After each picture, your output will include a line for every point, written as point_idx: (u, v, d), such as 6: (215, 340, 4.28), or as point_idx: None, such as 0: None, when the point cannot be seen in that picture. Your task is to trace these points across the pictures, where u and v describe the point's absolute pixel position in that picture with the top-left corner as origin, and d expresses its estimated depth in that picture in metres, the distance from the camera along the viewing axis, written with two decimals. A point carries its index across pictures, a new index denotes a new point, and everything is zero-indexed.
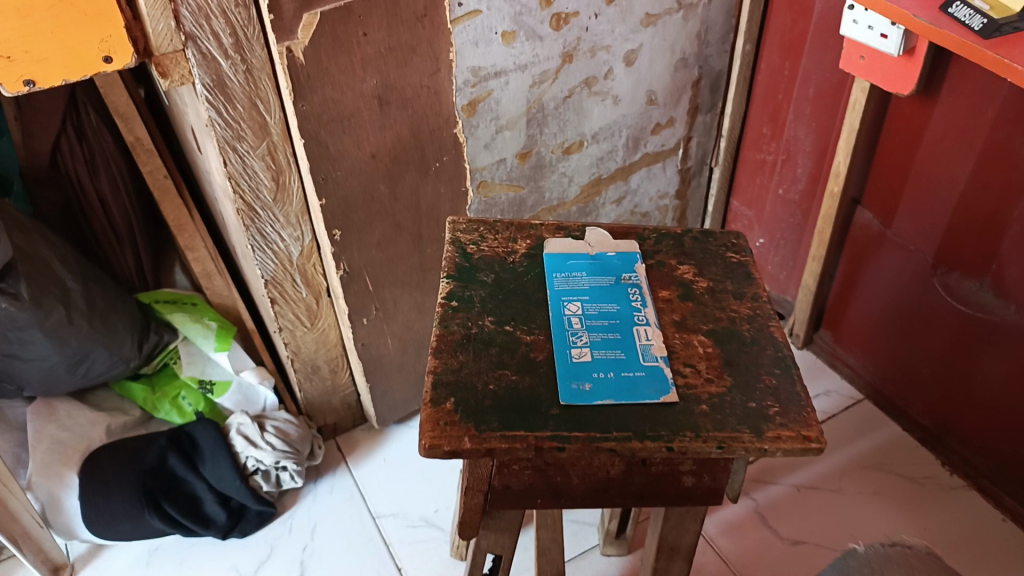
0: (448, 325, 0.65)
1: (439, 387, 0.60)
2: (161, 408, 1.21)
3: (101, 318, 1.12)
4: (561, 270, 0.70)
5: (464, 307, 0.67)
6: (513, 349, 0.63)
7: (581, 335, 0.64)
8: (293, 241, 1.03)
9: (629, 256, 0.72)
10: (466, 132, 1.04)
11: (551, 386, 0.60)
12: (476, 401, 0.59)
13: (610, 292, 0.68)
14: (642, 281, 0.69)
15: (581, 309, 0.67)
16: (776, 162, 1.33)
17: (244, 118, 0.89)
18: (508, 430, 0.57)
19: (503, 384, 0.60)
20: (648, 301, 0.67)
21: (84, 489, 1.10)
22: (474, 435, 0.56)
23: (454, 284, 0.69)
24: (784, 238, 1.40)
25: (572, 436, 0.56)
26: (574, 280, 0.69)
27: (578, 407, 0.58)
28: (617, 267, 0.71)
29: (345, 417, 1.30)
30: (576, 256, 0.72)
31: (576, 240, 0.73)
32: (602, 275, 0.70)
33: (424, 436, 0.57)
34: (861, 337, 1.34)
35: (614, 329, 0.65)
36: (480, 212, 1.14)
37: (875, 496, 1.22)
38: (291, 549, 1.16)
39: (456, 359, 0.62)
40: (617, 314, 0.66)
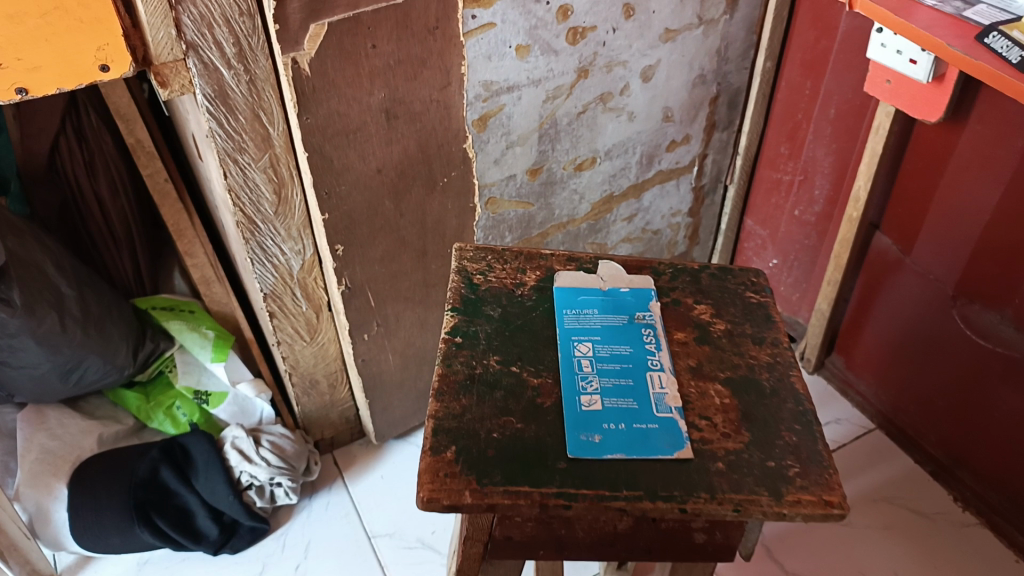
0: (452, 363, 0.62)
1: (440, 433, 0.57)
2: (155, 417, 1.18)
3: (95, 325, 1.09)
4: (572, 306, 0.67)
5: (468, 344, 0.63)
6: (519, 393, 0.60)
7: (591, 379, 0.61)
8: (293, 254, 0.99)
9: (643, 293, 0.68)
10: (476, 146, 1.00)
11: (559, 436, 0.57)
12: (478, 451, 0.56)
13: (623, 333, 0.65)
14: (657, 320, 0.66)
15: (592, 350, 0.63)
16: (793, 182, 1.30)
17: (246, 130, 0.86)
18: (512, 484, 0.54)
19: (508, 432, 0.57)
20: (662, 344, 0.64)
21: (72, 500, 1.08)
22: (475, 489, 0.53)
23: (459, 318, 0.66)
24: (797, 260, 1.37)
25: (580, 493, 0.53)
26: (585, 317, 0.66)
27: (586, 461, 0.55)
28: (631, 305, 0.67)
29: (343, 431, 1.27)
30: (588, 291, 0.68)
31: (587, 273, 0.70)
32: (615, 313, 0.67)
33: (422, 488, 0.54)
34: (873, 364, 1.30)
35: (626, 374, 0.62)
36: (488, 228, 1.11)
37: (885, 530, 1.18)
38: (284, 567, 1.13)
39: (459, 403, 0.59)
40: (630, 357, 0.63)
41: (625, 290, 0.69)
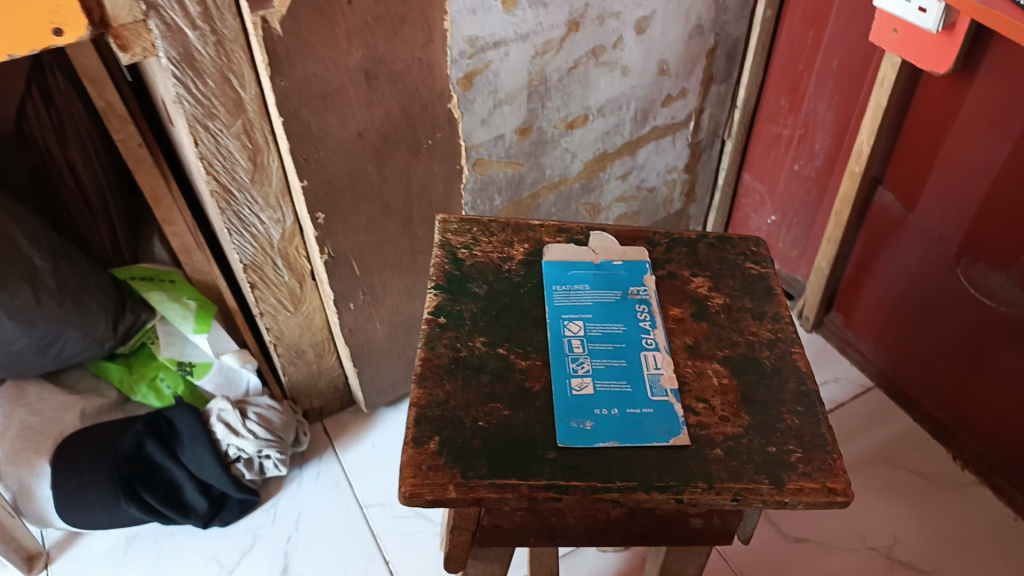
0: (435, 346, 0.59)
1: (423, 423, 0.54)
2: (138, 390, 1.15)
3: (72, 297, 1.03)
4: (562, 282, 0.63)
5: (453, 325, 0.60)
6: (507, 377, 0.57)
7: (582, 361, 0.58)
8: (273, 223, 0.95)
9: (637, 266, 0.65)
10: (462, 106, 0.95)
11: (548, 423, 0.54)
12: (463, 440, 0.53)
13: (616, 310, 0.62)
14: (651, 296, 0.63)
15: (583, 329, 0.60)
16: (793, 137, 1.25)
17: (216, 94, 0.81)
18: (499, 477, 0.51)
19: (494, 420, 0.54)
20: (657, 321, 0.61)
21: (55, 478, 1.05)
22: (460, 483, 0.51)
23: (442, 297, 0.62)
24: (797, 217, 1.32)
25: (570, 485, 0.50)
26: (575, 294, 0.63)
27: (577, 450, 0.52)
28: (625, 279, 0.64)
29: (332, 400, 1.24)
30: (578, 265, 0.65)
31: (578, 246, 0.67)
32: (607, 289, 0.63)
33: (404, 483, 0.51)
34: (874, 323, 1.28)
35: (619, 354, 0.59)
36: (476, 191, 1.06)
37: (883, 491, 1.16)
38: (275, 539, 1.11)
39: (443, 389, 0.56)
40: (623, 336, 0.60)
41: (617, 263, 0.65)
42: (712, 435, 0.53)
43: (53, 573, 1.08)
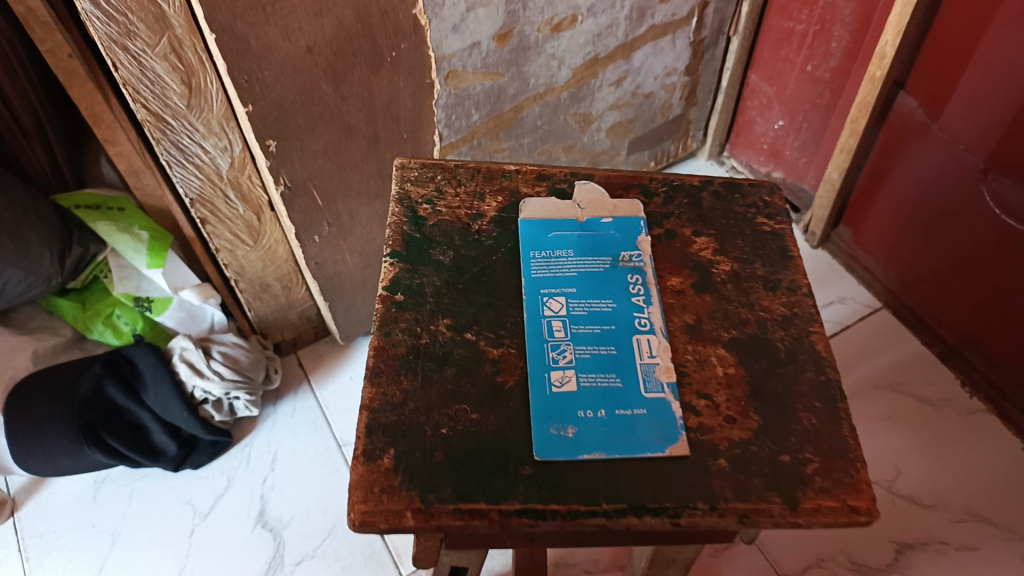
0: (391, 332, 0.53)
1: (376, 431, 0.48)
2: (93, 328, 1.06)
3: (9, 234, 0.89)
4: (541, 249, 0.58)
5: (411, 304, 0.54)
6: (474, 370, 0.51)
7: (565, 350, 0.52)
8: (219, 152, 0.84)
9: (630, 226, 0.60)
10: (429, 12, 0.82)
11: (523, 430, 0.49)
12: (423, 455, 0.47)
13: (604, 283, 0.56)
14: (646, 263, 0.57)
15: (565, 309, 0.55)
16: (807, 33, 1.10)
17: (131, 8, 0.68)
18: (464, 500, 0.46)
19: (459, 427, 0.49)
20: (652, 298, 0.55)
21: (10, 427, 0.98)
22: (419, 509, 0.45)
23: (400, 267, 0.56)
24: (806, 122, 1.19)
25: (549, 510, 0.45)
26: (558, 262, 0.57)
27: (557, 464, 0.47)
28: (615, 243, 0.58)
29: (305, 331, 1.18)
30: (560, 227, 0.59)
31: (561, 200, 0.61)
32: (593, 257, 0.58)
33: (352, 508, 0.45)
34: (883, 239, 1.18)
35: (606, 338, 0.53)
36: (450, 106, 0.95)
37: (886, 420, 1.11)
38: (250, 481, 1.07)
39: (400, 389, 0.50)
40: (613, 316, 0.54)
41: (607, 221, 0.60)
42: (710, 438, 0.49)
43: (21, 520, 1.04)
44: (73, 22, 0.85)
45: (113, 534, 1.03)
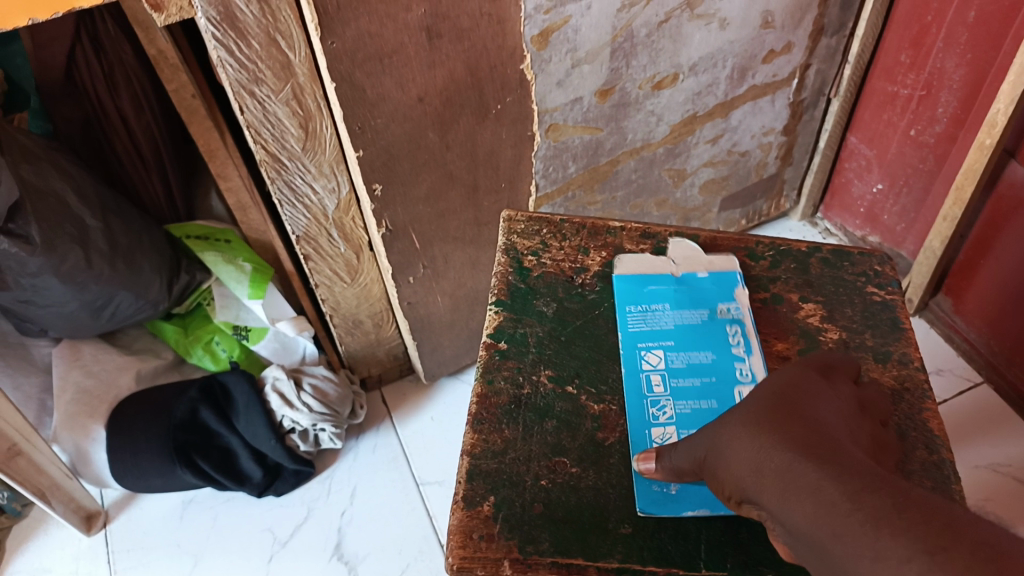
0: (493, 380, 0.59)
1: (476, 478, 0.54)
2: (193, 352, 1.10)
3: (124, 259, 0.95)
4: (637, 302, 0.63)
5: (514, 353, 0.60)
6: (575, 426, 0.57)
7: (665, 405, 0.58)
8: (327, 193, 0.88)
9: (726, 278, 0.65)
10: (536, 67, 0.84)
11: (622, 489, 0.54)
12: (522, 506, 0.52)
13: (702, 336, 0.62)
14: (744, 314, 0.63)
15: (663, 362, 0.60)
16: (912, 97, 1.08)
17: (261, 57, 0.72)
18: (561, 555, 0.50)
19: (559, 479, 0.54)
20: (752, 348, 0.61)
21: (110, 443, 1.03)
22: (517, 559, 0.50)
23: (505, 317, 0.62)
24: (907, 187, 1.17)
25: (645, 570, 0.50)
26: (654, 315, 0.63)
27: (654, 527, 0.52)
28: (711, 295, 0.64)
29: (391, 369, 1.21)
30: (657, 281, 0.65)
31: (656, 256, 0.66)
32: (689, 310, 0.63)
33: (452, 552, 0.51)
34: (987, 311, 1.13)
35: (707, 390, 0.59)
36: (548, 158, 0.97)
37: (986, 502, 1.06)
38: (329, 513, 1.09)
39: (501, 437, 0.56)
40: (713, 369, 0.60)
41: (703, 275, 0.65)
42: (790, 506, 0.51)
43: (111, 533, 1.08)
44: (197, 65, 0.91)
45: (195, 555, 1.06)
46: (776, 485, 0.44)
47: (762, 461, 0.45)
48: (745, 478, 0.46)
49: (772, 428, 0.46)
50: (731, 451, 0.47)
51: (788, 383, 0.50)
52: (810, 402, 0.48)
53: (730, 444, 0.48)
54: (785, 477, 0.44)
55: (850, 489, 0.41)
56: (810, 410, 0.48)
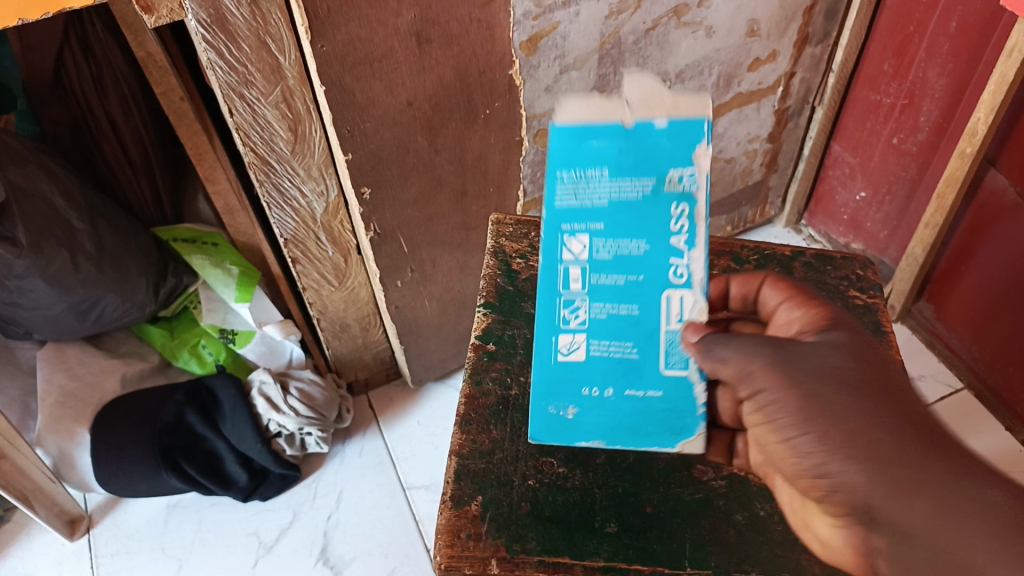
0: (482, 381, 0.60)
1: (464, 477, 0.55)
2: (179, 355, 1.10)
3: (111, 262, 0.95)
4: (562, 167, 0.51)
5: (502, 355, 0.61)
6: None
7: (578, 308, 0.54)
8: (315, 196, 0.88)
9: (689, 127, 0.49)
10: (525, 73, 0.85)
11: (609, 489, 0.55)
12: (510, 505, 0.53)
13: (637, 219, 0.52)
14: (698, 189, 0.51)
15: (586, 252, 0.53)
16: (896, 106, 1.10)
17: (251, 60, 0.72)
18: (548, 554, 0.51)
19: (547, 479, 0.55)
20: (696, 241, 0.52)
21: (94, 447, 1.02)
22: (504, 558, 0.51)
23: (493, 319, 0.63)
24: (890, 195, 1.18)
25: (631, 568, 0.51)
26: (588, 184, 0.52)
27: (640, 527, 0.53)
28: (662, 156, 0.50)
29: (378, 373, 1.21)
30: (602, 132, 0.50)
31: (602, 97, 0.50)
32: (630, 177, 0.51)
33: (440, 551, 0.51)
34: (968, 318, 1.14)
35: (630, 290, 0.54)
36: (535, 163, 0.98)
37: None
38: (315, 517, 1.09)
39: (489, 437, 0.57)
40: (643, 262, 0.53)
41: (660, 122, 0.50)
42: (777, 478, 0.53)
43: (95, 537, 1.07)
44: (186, 68, 0.91)
45: (180, 559, 1.05)
46: (900, 492, 0.45)
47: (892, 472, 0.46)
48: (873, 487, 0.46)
49: (884, 431, 0.47)
50: (856, 458, 0.46)
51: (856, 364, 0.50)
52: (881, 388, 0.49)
53: (853, 449, 0.47)
54: (921, 499, 0.45)
55: (1009, 517, 0.44)
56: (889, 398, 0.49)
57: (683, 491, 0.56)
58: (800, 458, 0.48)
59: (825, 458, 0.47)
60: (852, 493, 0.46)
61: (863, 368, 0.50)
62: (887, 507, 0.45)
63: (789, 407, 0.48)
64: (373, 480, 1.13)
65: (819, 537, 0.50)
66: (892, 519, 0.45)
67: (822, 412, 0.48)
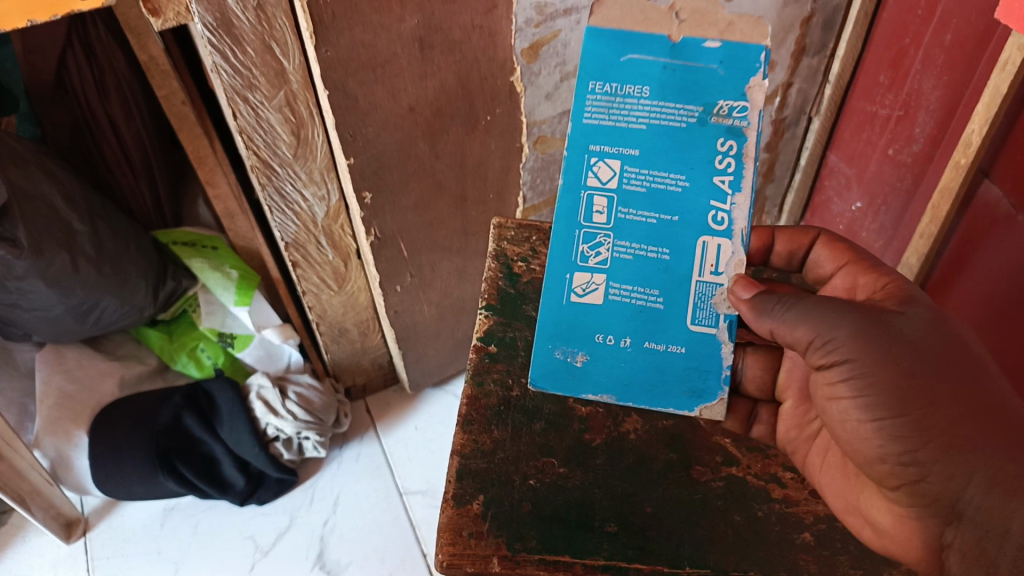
0: (483, 382, 0.61)
1: (466, 477, 0.55)
2: (177, 359, 1.10)
3: (110, 264, 0.96)
4: (609, 80, 0.56)
5: (503, 356, 0.63)
6: (563, 427, 0.59)
7: (601, 245, 0.57)
8: (316, 200, 0.89)
9: (743, 59, 0.55)
10: (525, 79, 0.85)
11: (607, 489, 0.56)
12: (512, 505, 0.54)
13: (678, 148, 0.56)
14: (749, 126, 0.55)
15: (615, 180, 0.56)
16: (891, 117, 1.09)
17: (256, 64, 0.73)
18: (549, 553, 0.51)
19: (547, 479, 0.56)
20: (740, 184, 0.56)
21: (93, 449, 1.03)
22: (505, 555, 0.51)
23: (494, 321, 0.65)
24: (886, 205, 1.15)
25: (630, 567, 0.51)
26: (626, 104, 0.56)
27: (640, 527, 0.54)
28: (713, 85, 0.55)
29: (375, 378, 1.21)
30: (648, 53, 0.55)
31: (653, 9, 0.55)
32: (675, 104, 0.56)
33: (441, 549, 0.51)
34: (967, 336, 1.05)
35: (662, 230, 0.56)
36: (535, 170, 0.96)
37: None
38: (312, 522, 1.09)
39: (490, 437, 0.58)
40: (681, 200, 0.56)
41: (714, 47, 0.55)
42: (825, 458, 0.57)
43: (91, 540, 1.07)
44: (188, 73, 0.92)
45: (176, 562, 1.05)
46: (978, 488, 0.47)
47: (977, 469, 0.47)
48: (957, 487, 0.48)
49: (970, 426, 0.48)
50: (941, 455, 0.48)
51: (938, 351, 0.50)
52: (962, 379, 0.49)
53: (938, 446, 0.48)
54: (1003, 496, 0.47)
55: None
56: (970, 389, 0.49)
57: (682, 491, 0.56)
58: (886, 443, 0.50)
59: (916, 447, 0.49)
60: (939, 487, 0.48)
61: (948, 359, 0.50)
62: (977, 504, 0.47)
63: (880, 393, 0.49)
64: (370, 485, 1.13)
65: (874, 525, 0.52)
66: (980, 517, 0.47)
67: (913, 402, 0.49)
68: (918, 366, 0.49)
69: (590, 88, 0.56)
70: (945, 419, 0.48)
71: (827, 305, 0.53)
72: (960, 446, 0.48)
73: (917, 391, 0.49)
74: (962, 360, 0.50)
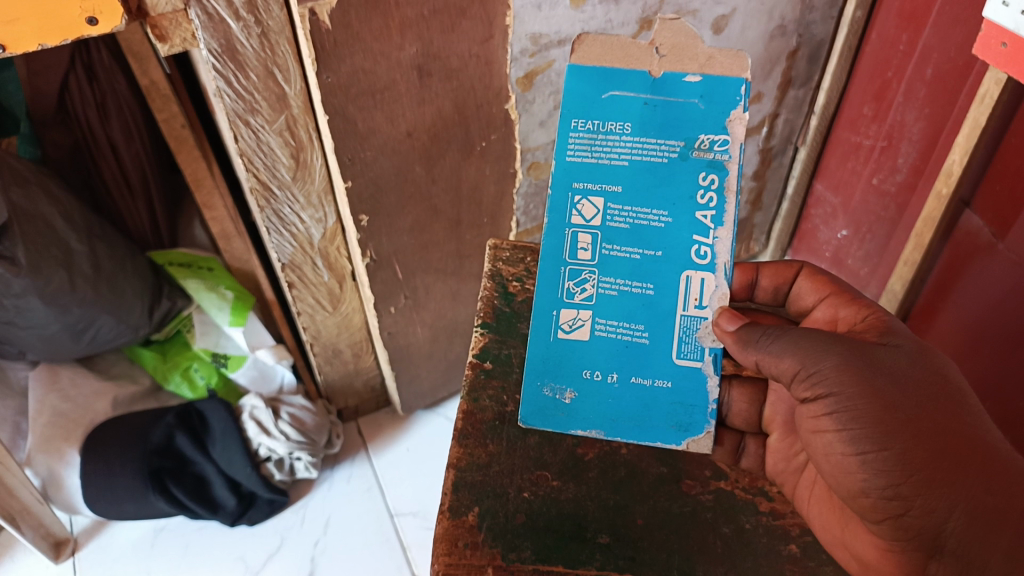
0: (479, 398, 0.62)
1: (461, 489, 0.56)
2: (171, 379, 1.11)
3: (107, 283, 0.97)
4: (590, 118, 0.58)
5: (499, 372, 0.64)
6: (557, 441, 0.60)
7: (587, 281, 0.58)
8: (314, 222, 0.90)
9: (724, 94, 0.57)
10: (520, 107, 0.88)
11: (600, 502, 0.57)
12: (506, 516, 0.55)
13: (660, 184, 0.57)
14: (730, 160, 0.57)
15: (598, 217, 0.58)
16: (875, 147, 1.12)
17: (258, 88, 0.75)
18: (542, 562, 0.53)
19: (541, 492, 0.57)
20: (722, 219, 0.57)
21: (84, 468, 1.03)
22: (499, 565, 0.52)
23: (490, 338, 0.67)
24: (870, 233, 1.18)
25: None
26: (608, 142, 0.58)
27: (630, 539, 0.55)
28: (694, 123, 0.57)
29: (368, 400, 1.22)
30: (628, 90, 0.57)
31: (632, 45, 0.57)
32: (655, 140, 0.57)
33: (437, 559, 0.52)
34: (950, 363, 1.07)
35: (646, 266, 0.58)
36: (529, 195, 0.99)
37: None
38: (303, 543, 1.09)
39: (486, 451, 0.59)
40: (663, 237, 0.58)
41: (694, 82, 0.57)
42: (811, 492, 0.58)
43: (81, 560, 1.07)
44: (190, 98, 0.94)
45: None
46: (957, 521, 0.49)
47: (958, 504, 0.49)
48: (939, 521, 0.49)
49: (952, 461, 0.49)
50: (924, 490, 0.49)
51: (917, 388, 0.51)
52: (941, 415, 0.50)
53: (921, 481, 0.49)
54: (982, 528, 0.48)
55: None
56: (949, 425, 0.50)
57: (672, 503, 0.58)
58: (870, 477, 0.50)
59: (899, 481, 0.49)
60: (921, 521, 0.49)
61: (927, 395, 0.51)
62: (958, 536, 0.49)
63: (864, 428, 0.50)
64: (360, 506, 1.13)
65: (858, 558, 0.54)
66: (959, 549, 0.49)
67: (896, 438, 0.50)
68: (900, 402, 0.51)
69: (572, 126, 0.58)
70: (927, 454, 0.49)
71: (812, 339, 0.55)
72: (942, 481, 0.49)
73: (899, 426, 0.50)
74: (941, 396, 0.51)
